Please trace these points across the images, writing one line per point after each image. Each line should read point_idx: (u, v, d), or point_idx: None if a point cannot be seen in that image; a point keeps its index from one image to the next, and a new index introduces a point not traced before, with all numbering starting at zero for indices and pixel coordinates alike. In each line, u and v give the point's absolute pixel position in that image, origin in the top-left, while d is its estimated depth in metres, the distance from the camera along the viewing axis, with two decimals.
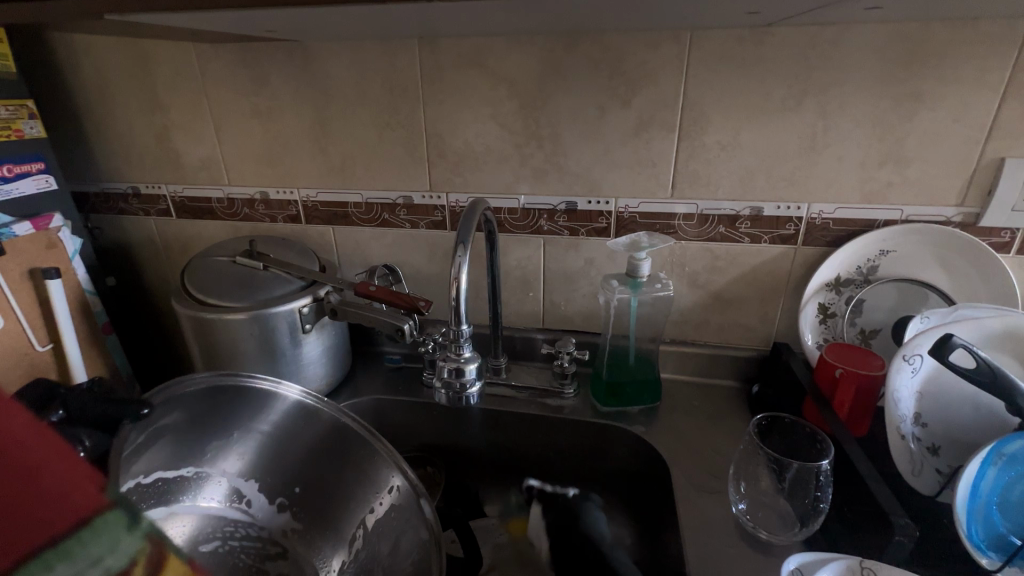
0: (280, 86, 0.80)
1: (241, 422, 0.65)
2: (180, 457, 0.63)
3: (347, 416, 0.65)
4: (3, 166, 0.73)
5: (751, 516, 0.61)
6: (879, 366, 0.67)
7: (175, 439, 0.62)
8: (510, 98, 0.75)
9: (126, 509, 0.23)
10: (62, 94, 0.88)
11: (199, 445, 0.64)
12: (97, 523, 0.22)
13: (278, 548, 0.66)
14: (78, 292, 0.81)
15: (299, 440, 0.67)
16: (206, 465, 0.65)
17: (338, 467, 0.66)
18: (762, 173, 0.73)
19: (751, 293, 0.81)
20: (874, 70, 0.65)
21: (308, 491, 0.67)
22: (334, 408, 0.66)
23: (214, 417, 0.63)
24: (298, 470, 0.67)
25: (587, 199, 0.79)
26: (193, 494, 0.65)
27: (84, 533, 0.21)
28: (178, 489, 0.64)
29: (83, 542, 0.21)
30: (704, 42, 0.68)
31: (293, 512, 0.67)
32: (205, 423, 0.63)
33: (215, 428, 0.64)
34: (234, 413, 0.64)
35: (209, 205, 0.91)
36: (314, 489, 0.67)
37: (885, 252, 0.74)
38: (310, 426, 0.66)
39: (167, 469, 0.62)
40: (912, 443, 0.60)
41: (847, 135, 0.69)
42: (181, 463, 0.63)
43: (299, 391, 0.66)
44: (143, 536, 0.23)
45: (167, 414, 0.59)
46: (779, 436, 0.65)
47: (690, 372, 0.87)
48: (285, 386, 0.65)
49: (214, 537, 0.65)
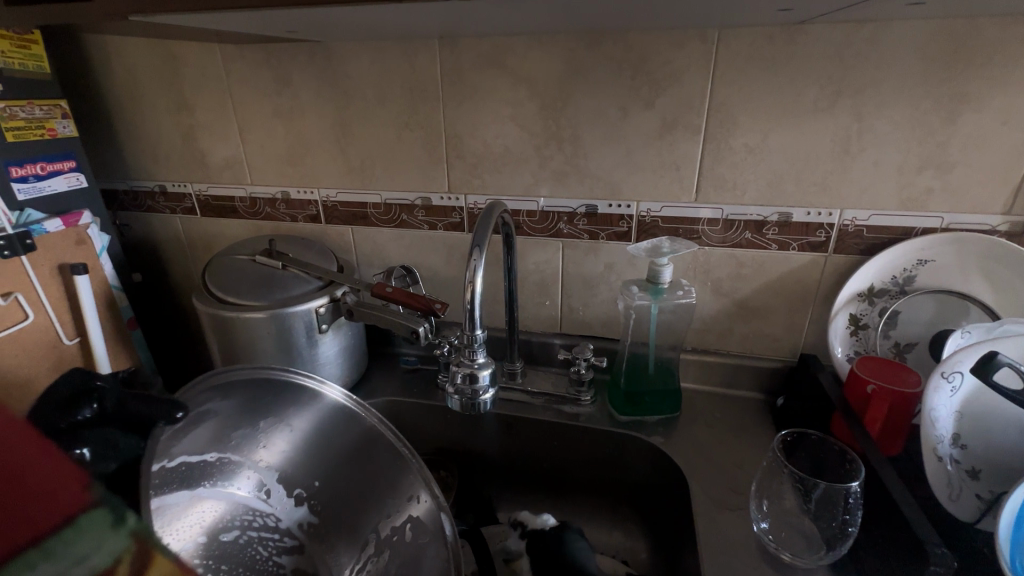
0: (302, 87, 0.81)
1: (271, 414, 0.64)
2: (205, 443, 0.59)
3: (380, 421, 0.66)
4: (36, 165, 0.75)
5: (774, 536, 0.58)
6: (915, 382, 0.64)
7: (204, 426, 0.58)
8: (530, 99, 0.74)
9: (109, 509, 0.23)
10: (94, 94, 0.90)
11: (227, 432, 0.61)
12: (81, 523, 0.22)
13: (295, 541, 0.66)
14: (105, 288, 0.83)
15: (328, 440, 0.67)
16: (229, 452, 0.62)
17: (365, 471, 0.66)
18: (792, 177, 0.70)
19: (778, 302, 0.78)
20: (915, 69, 0.62)
21: (328, 487, 0.66)
22: (366, 412, 0.66)
23: (246, 407, 0.61)
24: (322, 467, 0.67)
25: (607, 202, 0.77)
26: (213, 480, 0.62)
27: (66, 531, 0.22)
28: (201, 475, 0.61)
29: (64, 541, 0.22)
30: (732, 41, 0.65)
31: (312, 506, 0.66)
32: (235, 412, 0.60)
33: (244, 417, 0.62)
34: (265, 405, 0.62)
35: (232, 204, 0.93)
36: (336, 488, 0.66)
37: (923, 261, 0.70)
38: (344, 428, 0.66)
39: (192, 454, 0.59)
40: (949, 466, 0.57)
41: (883, 139, 0.66)
42: (207, 449, 0.60)
43: (335, 391, 0.66)
44: (129, 534, 0.24)
45: (206, 400, 0.57)
46: (806, 454, 0.62)
47: (712, 382, 0.84)
48: (323, 384, 0.65)
49: (234, 526, 0.63)
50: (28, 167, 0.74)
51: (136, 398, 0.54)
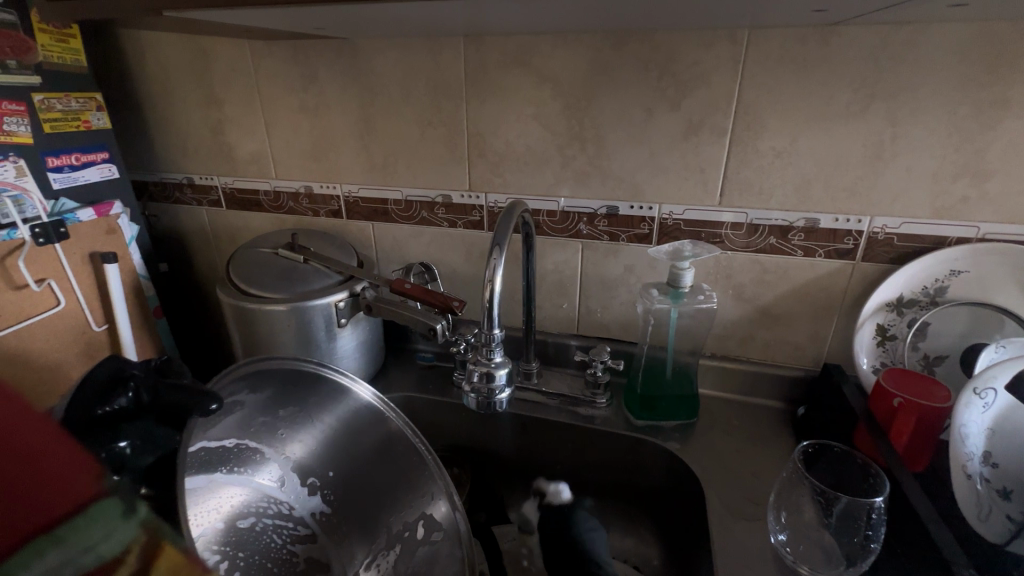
0: (328, 83, 0.82)
1: (290, 403, 0.64)
2: (226, 429, 0.59)
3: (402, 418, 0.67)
4: (71, 155, 0.77)
5: (792, 549, 0.57)
6: (945, 397, 0.61)
7: (227, 412, 0.58)
8: (554, 98, 0.73)
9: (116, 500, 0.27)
10: (127, 87, 0.92)
11: (248, 419, 0.61)
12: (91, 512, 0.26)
13: (308, 531, 0.66)
14: (133, 277, 0.85)
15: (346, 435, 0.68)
16: (247, 439, 0.62)
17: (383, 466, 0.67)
18: (820, 182, 0.69)
19: (801, 309, 0.76)
20: (954, 73, 0.60)
21: (343, 477, 0.67)
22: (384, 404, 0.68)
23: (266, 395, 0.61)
24: (338, 458, 0.67)
25: (629, 204, 0.76)
26: (229, 466, 0.62)
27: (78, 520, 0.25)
28: (219, 460, 0.60)
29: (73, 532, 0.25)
30: (763, 42, 0.64)
31: (325, 495, 0.67)
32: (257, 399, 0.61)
33: (264, 404, 0.62)
34: (286, 394, 0.63)
35: (256, 197, 0.94)
36: (350, 478, 0.67)
37: (956, 272, 0.68)
38: (361, 420, 0.68)
39: (213, 440, 0.58)
40: (979, 484, 0.55)
41: (918, 144, 0.64)
42: (228, 435, 0.60)
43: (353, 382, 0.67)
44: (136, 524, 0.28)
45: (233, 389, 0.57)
46: (827, 467, 0.60)
47: (730, 389, 0.83)
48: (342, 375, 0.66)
49: (250, 513, 0.63)
50: (64, 157, 0.76)
51: (174, 387, 0.55)
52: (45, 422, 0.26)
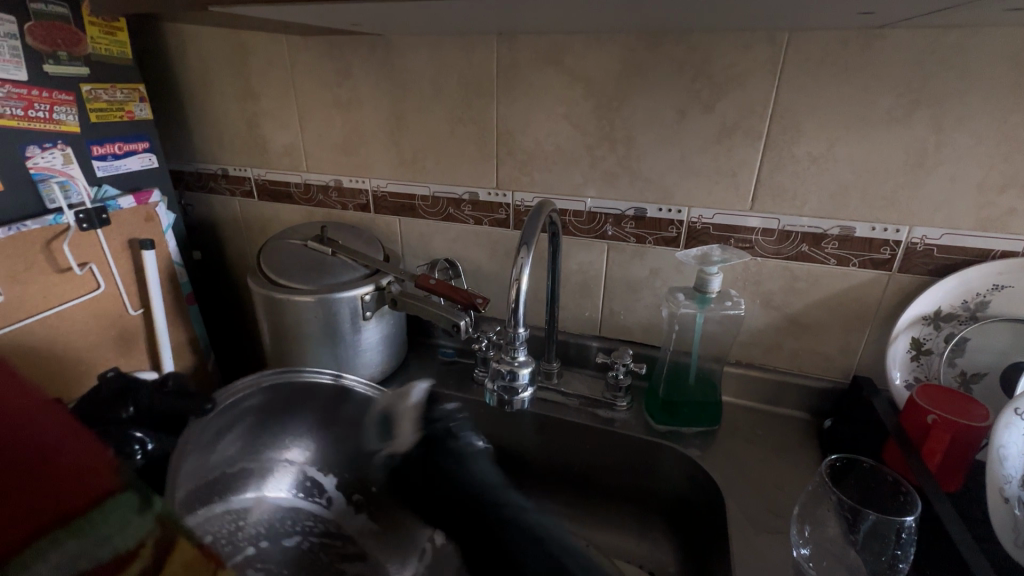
0: (361, 79, 0.83)
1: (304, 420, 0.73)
2: (248, 450, 0.69)
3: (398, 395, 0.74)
4: (115, 144, 0.80)
5: (814, 563, 0.56)
6: (983, 417, 0.59)
7: (241, 431, 0.68)
8: (585, 97, 0.73)
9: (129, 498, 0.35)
10: (169, 79, 0.95)
11: (266, 440, 0.70)
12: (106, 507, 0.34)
13: (356, 548, 0.70)
14: (168, 264, 0.87)
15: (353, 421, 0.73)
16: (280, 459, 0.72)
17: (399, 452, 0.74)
18: (857, 190, 0.67)
19: (831, 319, 0.74)
20: (1006, 80, 0.57)
21: (382, 489, 0.74)
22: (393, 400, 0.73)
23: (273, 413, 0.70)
24: (371, 467, 0.74)
25: (657, 206, 0.75)
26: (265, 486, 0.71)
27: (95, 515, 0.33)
28: (250, 481, 0.69)
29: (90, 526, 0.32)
30: (802, 45, 0.62)
31: (370, 511, 0.74)
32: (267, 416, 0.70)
33: (278, 423, 0.71)
34: (292, 409, 0.71)
35: (287, 189, 0.96)
36: (384, 487, 0.74)
37: (999, 287, 0.65)
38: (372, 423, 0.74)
39: (237, 461, 0.68)
40: (1017, 509, 0.53)
41: (964, 153, 0.61)
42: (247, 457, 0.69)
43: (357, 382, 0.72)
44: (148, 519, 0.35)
45: (237, 402, 0.66)
46: (856, 482, 0.59)
47: (754, 398, 0.81)
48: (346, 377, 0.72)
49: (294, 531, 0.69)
50: (108, 146, 0.79)
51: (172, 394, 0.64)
52: (71, 429, 0.36)
